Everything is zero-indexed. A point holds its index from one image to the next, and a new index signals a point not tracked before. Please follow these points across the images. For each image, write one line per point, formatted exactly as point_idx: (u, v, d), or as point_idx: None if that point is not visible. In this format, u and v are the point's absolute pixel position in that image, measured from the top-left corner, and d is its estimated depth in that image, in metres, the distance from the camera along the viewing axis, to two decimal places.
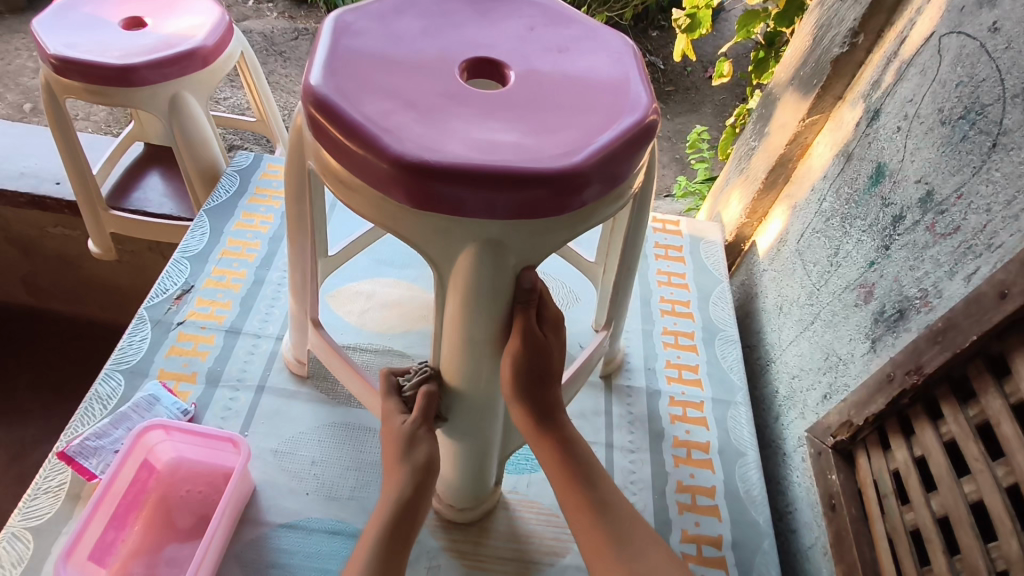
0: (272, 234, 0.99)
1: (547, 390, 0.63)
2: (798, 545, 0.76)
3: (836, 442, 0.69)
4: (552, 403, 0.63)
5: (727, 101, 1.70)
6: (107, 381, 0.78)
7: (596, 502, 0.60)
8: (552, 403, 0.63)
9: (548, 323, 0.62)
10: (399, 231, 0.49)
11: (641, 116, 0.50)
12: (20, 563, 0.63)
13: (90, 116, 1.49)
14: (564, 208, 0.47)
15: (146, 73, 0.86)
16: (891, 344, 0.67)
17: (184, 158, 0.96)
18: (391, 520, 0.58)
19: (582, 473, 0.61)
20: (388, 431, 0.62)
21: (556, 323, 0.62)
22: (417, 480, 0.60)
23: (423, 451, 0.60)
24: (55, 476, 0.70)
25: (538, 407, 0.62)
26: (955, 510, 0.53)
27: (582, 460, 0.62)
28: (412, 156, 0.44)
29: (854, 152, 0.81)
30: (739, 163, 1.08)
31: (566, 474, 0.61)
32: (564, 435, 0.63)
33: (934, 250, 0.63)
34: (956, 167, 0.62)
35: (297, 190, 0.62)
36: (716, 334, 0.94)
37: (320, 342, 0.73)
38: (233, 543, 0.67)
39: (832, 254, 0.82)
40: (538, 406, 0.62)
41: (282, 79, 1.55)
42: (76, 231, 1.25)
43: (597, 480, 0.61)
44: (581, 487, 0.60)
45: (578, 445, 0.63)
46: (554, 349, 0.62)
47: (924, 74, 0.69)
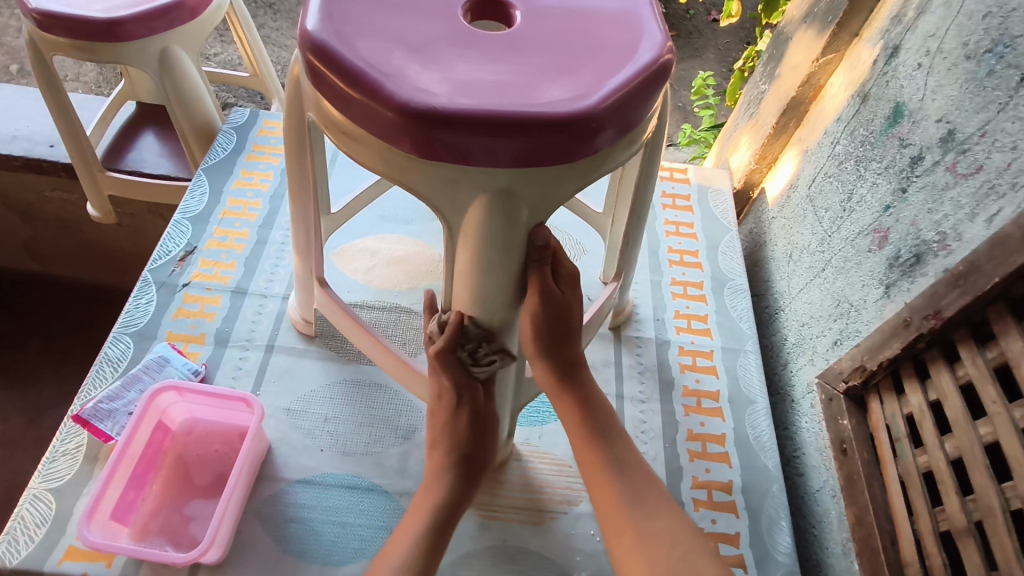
0: (273, 192, 0.98)
1: (566, 347, 0.64)
2: (806, 488, 0.77)
3: (848, 388, 0.69)
4: (575, 358, 0.65)
5: (731, 45, 1.63)
6: (116, 343, 0.78)
7: (614, 458, 0.60)
8: (570, 358, 0.64)
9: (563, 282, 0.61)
10: (406, 182, 0.47)
11: (656, 54, 0.48)
12: (44, 523, 0.64)
13: (79, 77, 1.45)
14: (575, 155, 0.45)
15: (132, 27, 0.82)
16: (906, 290, 0.66)
17: (177, 116, 0.94)
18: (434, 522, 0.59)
19: (599, 428, 0.62)
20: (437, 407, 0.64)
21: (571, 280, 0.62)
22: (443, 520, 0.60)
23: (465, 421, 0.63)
24: (72, 439, 0.71)
25: (562, 364, 0.63)
26: (970, 452, 0.53)
27: (601, 416, 0.63)
28: (419, 103, 0.42)
29: (870, 92, 0.78)
30: (749, 108, 1.05)
31: (584, 432, 0.62)
32: (584, 391, 0.64)
33: (954, 191, 0.62)
34: (980, 104, 0.60)
35: (297, 145, 0.60)
36: (726, 284, 0.93)
37: (326, 300, 0.72)
38: (252, 499, 0.68)
39: (845, 199, 0.80)
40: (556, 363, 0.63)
41: (273, 33, 1.50)
42: (73, 194, 1.23)
43: (613, 436, 0.62)
44: (599, 443, 0.61)
45: (598, 402, 0.64)
46: (573, 305, 0.62)
47: (948, 7, 0.66)
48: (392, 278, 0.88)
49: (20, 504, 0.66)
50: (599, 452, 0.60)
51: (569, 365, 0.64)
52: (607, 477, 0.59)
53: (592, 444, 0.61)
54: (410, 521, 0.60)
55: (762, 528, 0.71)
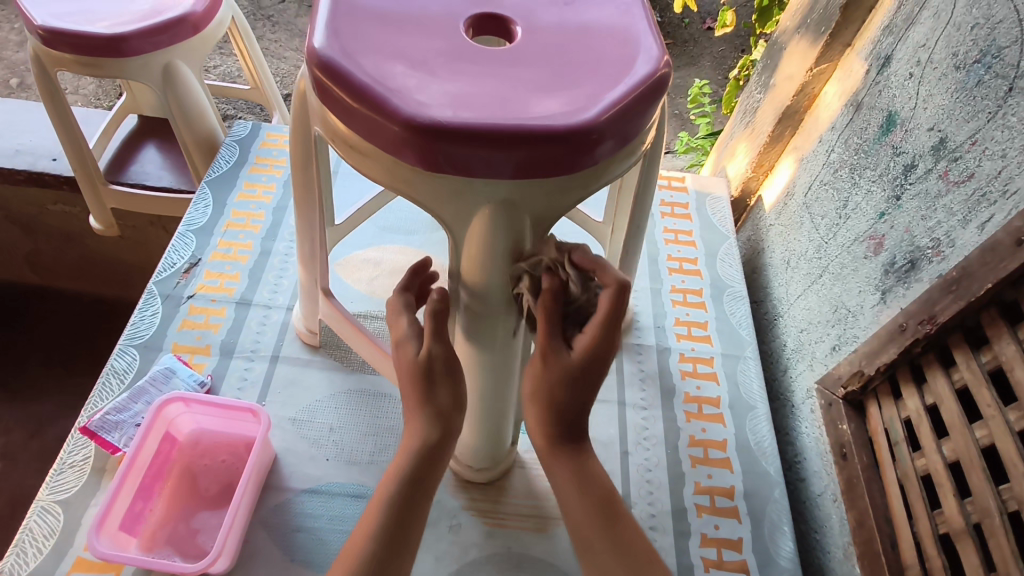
0: (276, 204, 0.99)
1: (590, 377, 0.54)
2: (808, 493, 0.78)
3: (847, 393, 0.70)
4: (598, 382, 0.55)
5: (727, 53, 1.65)
6: (122, 356, 0.79)
7: (622, 543, 0.54)
8: (583, 405, 0.56)
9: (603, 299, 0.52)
10: (411, 195, 0.48)
11: (653, 68, 0.49)
12: (53, 535, 0.65)
13: (78, 89, 1.46)
14: (576, 166, 0.46)
15: (136, 42, 0.83)
16: (901, 295, 0.67)
17: (180, 129, 0.95)
18: (407, 476, 0.56)
19: (605, 508, 0.56)
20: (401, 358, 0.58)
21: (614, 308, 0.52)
22: (418, 470, 0.56)
23: (445, 394, 0.57)
24: (79, 451, 0.71)
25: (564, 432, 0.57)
26: (966, 454, 0.54)
27: (604, 493, 0.56)
28: (424, 118, 0.43)
29: (864, 101, 0.80)
30: (744, 116, 1.07)
31: (591, 515, 0.55)
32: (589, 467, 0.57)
33: (946, 198, 0.63)
34: (971, 113, 0.61)
35: (302, 158, 0.61)
36: (725, 291, 0.94)
37: (330, 311, 0.73)
38: (259, 509, 0.69)
39: (840, 207, 0.82)
40: (560, 429, 0.57)
41: (272, 45, 1.51)
42: (76, 208, 1.24)
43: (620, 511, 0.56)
44: (604, 528, 0.55)
45: (600, 477, 0.57)
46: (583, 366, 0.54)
47: (937, 18, 0.68)
48: (395, 288, 0.89)
49: (29, 517, 0.66)
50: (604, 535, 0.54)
51: (587, 392, 0.55)
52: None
53: (599, 525, 0.55)
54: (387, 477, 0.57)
55: (764, 533, 0.72)
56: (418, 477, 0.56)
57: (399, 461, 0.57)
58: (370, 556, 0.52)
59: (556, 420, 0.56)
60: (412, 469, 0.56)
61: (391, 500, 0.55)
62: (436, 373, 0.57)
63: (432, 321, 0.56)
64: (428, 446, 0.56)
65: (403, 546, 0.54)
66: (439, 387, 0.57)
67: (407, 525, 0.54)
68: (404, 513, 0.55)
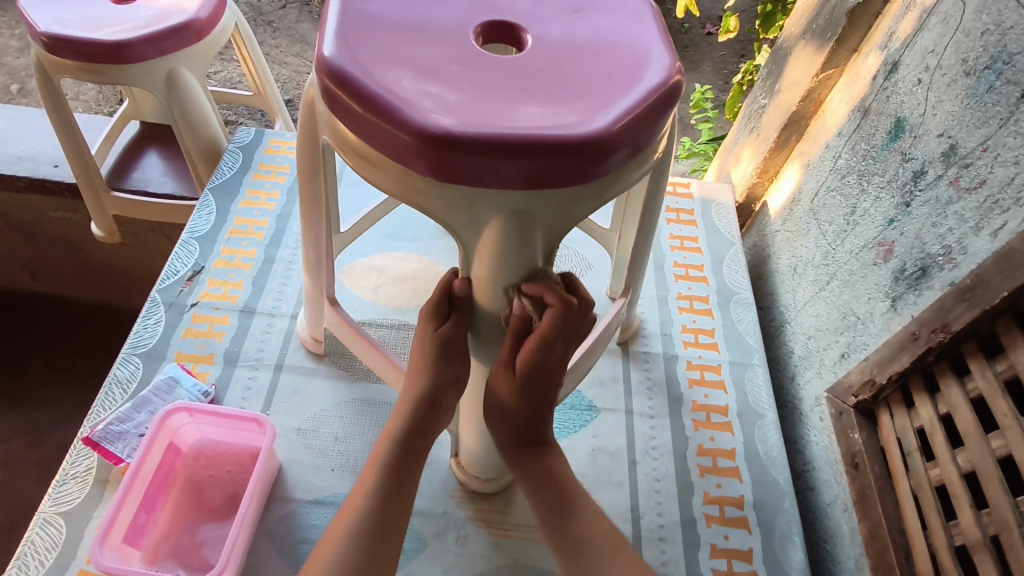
0: (280, 211, 0.98)
1: (548, 385, 0.60)
2: (818, 502, 0.78)
3: (858, 402, 0.69)
4: (554, 380, 0.60)
5: (727, 59, 1.65)
6: (125, 365, 0.78)
7: (570, 537, 0.59)
8: (545, 406, 0.61)
9: (546, 322, 0.54)
10: (421, 205, 0.48)
11: (665, 77, 0.49)
12: (55, 548, 0.64)
13: (80, 95, 1.46)
14: (589, 176, 0.46)
15: (139, 49, 0.83)
16: (912, 303, 0.67)
17: (183, 134, 0.94)
18: (400, 439, 0.60)
19: (558, 505, 0.60)
20: (421, 335, 0.60)
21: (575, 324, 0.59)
22: (410, 437, 0.60)
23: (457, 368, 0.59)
24: (82, 461, 0.70)
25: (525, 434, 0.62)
26: (983, 465, 0.53)
27: (563, 489, 0.61)
28: (436, 127, 0.43)
29: (871, 107, 0.79)
30: (749, 122, 1.06)
31: (545, 511, 0.61)
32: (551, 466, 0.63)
33: (958, 205, 0.63)
34: (981, 119, 0.61)
35: (309, 166, 0.61)
36: (731, 298, 0.93)
37: (336, 319, 0.73)
38: (264, 520, 0.68)
39: (848, 213, 0.81)
40: (519, 433, 0.62)
41: (274, 50, 1.51)
42: (77, 214, 1.23)
43: (575, 503, 0.61)
44: (555, 523, 0.60)
45: (563, 476, 0.62)
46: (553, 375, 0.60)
47: (945, 23, 0.67)
48: (399, 295, 0.88)
49: (31, 529, 0.65)
50: (554, 532, 0.60)
51: (547, 396, 0.61)
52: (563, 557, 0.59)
53: (551, 523, 0.60)
54: (382, 441, 0.61)
55: (774, 544, 0.71)
56: (410, 442, 0.60)
57: (393, 425, 0.61)
58: (365, 515, 0.56)
59: (515, 423, 0.61)
60: (402, 435, 0.60)
61: (384, 465, 0.59)
62: (457, 346, 0.59)
63: (460, 313, 0.57)
64: (417, 416, 0.60)
65: (398, 509, 0.58)
66: (457, 360, 0.59)
67: (400, 489, 0.58)
68: (398, 476, 0.59)
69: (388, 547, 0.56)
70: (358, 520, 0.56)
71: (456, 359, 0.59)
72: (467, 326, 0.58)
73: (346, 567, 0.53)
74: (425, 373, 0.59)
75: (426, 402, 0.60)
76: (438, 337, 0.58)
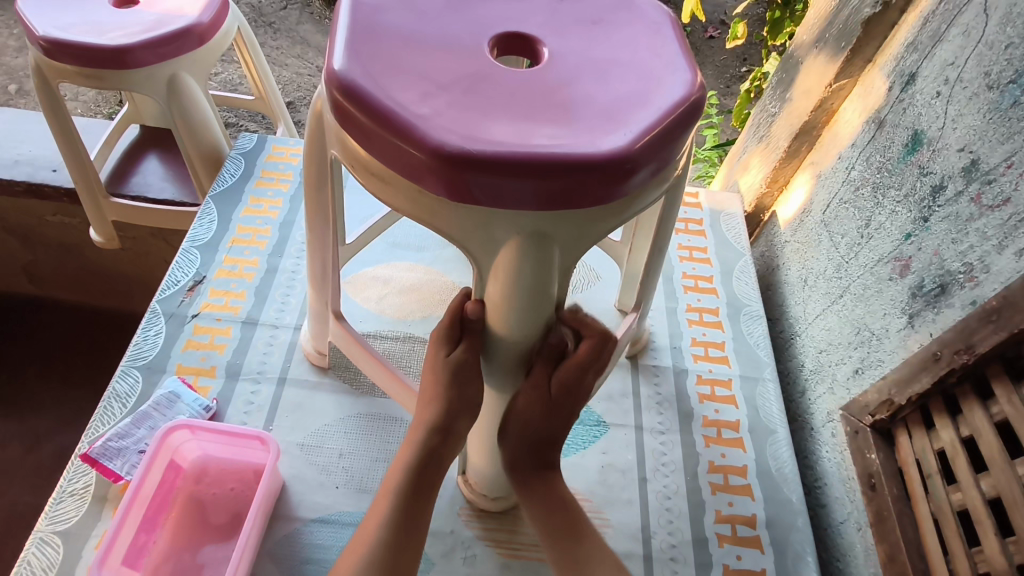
0: (283, 219, 0.96)
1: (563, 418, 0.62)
2: (829, 520, 0.76)
3: (875, 421, 0.68)
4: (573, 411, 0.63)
5: (729, 62, 1.63)
6: (125, 378, 0.76)
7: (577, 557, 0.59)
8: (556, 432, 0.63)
9: (580, 356, 0.60)
10: (436, 225, 0.46)
11: (687, 92, 0.47)
12: (52, 568, 0.62)
13: (78, 97, 1.44)
14: (609, 197, 0.44)
15: (141, 54, 0.81)
16: (930, 320, 0.65)
17: (185, 141, 0.92)
18: (413, 467, 0.59)
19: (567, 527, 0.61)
20: (432, 359, 0.58)
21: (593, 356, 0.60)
22: (423, 464, 0.59)
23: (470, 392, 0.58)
24: (80, 478, 0.69)
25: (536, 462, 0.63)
26: (1008, 491, 0.52)
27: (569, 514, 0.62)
28: (452, 146, 0.41)
29: (886, 118, 0.78)
30: (757, 130, 1.05)
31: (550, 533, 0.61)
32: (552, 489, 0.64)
33: (979, 222, 0.61)
34: (1005, 134, 0.59)
35: (317, 179, 0.59)
36: (741, 310, 0.92)
37: (341, 333, 0.71)
38: (267, 540, 0.67)
39: (862, 226, 0.80)
40: (533, 458, 0.63)
41: (274, 52, 1.49)
42: (76, 219, 1.21)
43: (583, 530, 0.62)
44: (562, 544, 0.60)
45: (568, 500, 0.63)
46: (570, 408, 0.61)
47: (967, 36, 0.66)
48: (405, 306, 0.87)
49: (27, 548, 0.63)
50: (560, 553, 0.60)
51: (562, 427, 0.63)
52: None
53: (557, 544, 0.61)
54: (393, 468, 0.60)
55: (788, 564, 0.70)
56: (422, 470, 0.59)
57: (405, 451, 0.60)
58: (379, 545, 0.55)
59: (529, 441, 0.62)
60: (415, 461, 0.59)
61: (397, 493, 0.58)
62: (468, 372, 0.57)
63: (472, 336, 0.56)
64: (429, 442, 0.59)
65: (413, 539, 0.57)
66: (469, 386, 0.58)
67: (414, 519, 0.57)
68: (411, 504, 0.58)
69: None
70: (372, 550, 0.55)
71: (470, 385, 0.57)
72: (478, 352, 0.56)
73: None
74: (437, 397, 0.58)
75: (438, 430, 0.59)
76: (450, 363, 0.57)
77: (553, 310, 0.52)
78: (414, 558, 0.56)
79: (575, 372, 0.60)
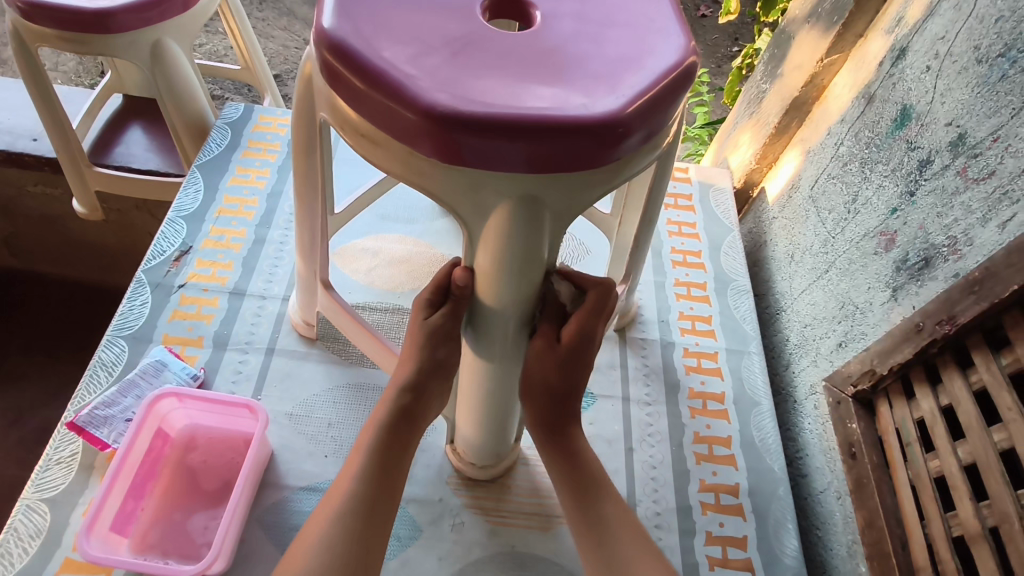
0: (270, 190, 0.95)
1: (578, 371, 0.60)
2: (809, 489, 0.78)
3: (857, 391, 0.69)
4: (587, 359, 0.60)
5: (721, 42, 1.61)
6: (110, 347, 0.76)
7: (600, 518, 0.60)
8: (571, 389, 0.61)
9: (585, 309, 0.58)
10: (425, 188, 0.46)
11: (680, 57, 0.47)
12: (39, 535, 0.62)
13: (58, 66, 1.40)
14: (600, 161, 0.44)
15: (123, 19, 0.79)
16: (914, 293, 0.66)
17: (168, 110, 0.90)
18: (387, 424, 0.59)
19: (583, 488, 0.61)
20: (413, 323, 0.60)
21: (597, 307, 0.59)
22: (396, 422, 0.59)
23: (442, 353, 0.59)
24: (66, 446, 0.69)
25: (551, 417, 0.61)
26: (984, 458, 0.53)
27: (590, 473, 0.62)
28: (443, 107, 0.41)
29: (876, 94, 0.78)
30: (748, 105, 1.05)
31: (572, 494, 0.61)
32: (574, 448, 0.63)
33: (964, 195, 0.62)
34: (993, 108, 0.60)
35: (306, 143, 0.59)
36: (728, 284, 0.93)
37: (330, 303, 0.71)
38: (255, 507, 0.67)
39: (849, 201, 0.80)
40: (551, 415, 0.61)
41: (260, 24, 1.46)
42: (58, 190, 1.19)
43: (600, 493, 0.61)
44: (583, 505, 0.60)
45: (587, 459, 0.62)
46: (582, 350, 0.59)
47: (958, 10, 0.66)
48: (394, 278, 0.87)
49: (13, 516, 0.63)
50: (579, 512, 0.60)
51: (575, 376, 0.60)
52: (587, 541, 0.59)
53: (575, 502, 0.61)
54: (367, 428, 0.60)
55: (769, 531, 0.71)
56: (395, 430, 0.59)
57: (381, 409, 0.60)
58: (354, 494, 0.55)
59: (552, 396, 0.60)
60: (389, 420, 0.59)
61: (371, 449, 0.58)
62: (448, 334, 0.58)
63: (455, 302, 0.56)
64: (405, 403, 0.59)
65: (389, 493, 0.57)
66: (450, 344, 0.59)
67: (389, 476, 0.57)
68: (385, 462, 0.58)
69: (377, 531, 0.55)
70: (347, 501, 0.55)
71: (452, 341, 0.59)
72: (458, 317, 0.57)
73: (337, 551, 0.53)
74: (415, 356, 0.60)
75: (410, 389, 0.59)
76: (430, 323, 0.58)
77: (543, 277, 0.51)
78: (391, 515, 0.57)
79: (584, 324, 0.58)
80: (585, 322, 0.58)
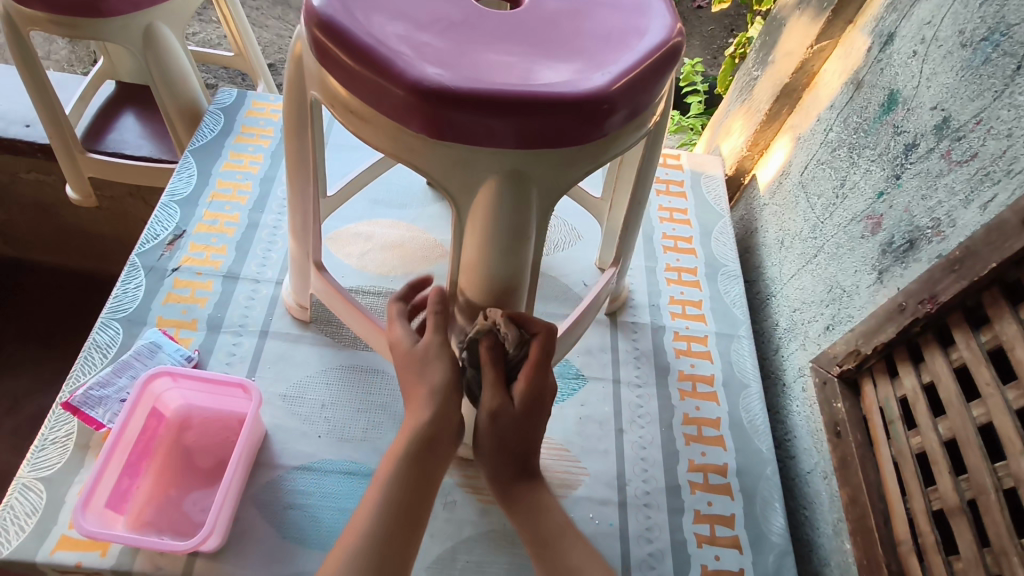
0: (263, 174, 0.96)
1: (535, 423, 0.59)
2: (796, 470, 0.79)
3: (842, 371, 0.70)
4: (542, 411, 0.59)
5: (716, 33, 1.61)
6: (105, 329, 0.76)
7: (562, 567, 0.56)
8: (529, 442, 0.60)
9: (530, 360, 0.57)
10: (414, 164, 0.46)
11: (666, 36, 0.48)
12: (35, 512, 0.63)
13: (50, 55, 1.40)
14: (587, 137, 0.45)
15: (114, 3, 0.79)
16: (898, 276, 0.67)
17: (162, 96, 0.90)
18: (428, 428, 0.57)
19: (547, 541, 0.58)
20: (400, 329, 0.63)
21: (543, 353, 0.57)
22: (437, 427, 0.58)
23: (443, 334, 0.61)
24: (62, 427, 0.69)
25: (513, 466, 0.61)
26: (963, 432, 0.55)
27: (552, 525, 0.59)
28: (431, 82, 0.42)
29: (864, 79, 0.79)
30: (740, 93, 1.06)
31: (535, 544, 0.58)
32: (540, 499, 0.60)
33: (948, 177, 0.63)
34: (976, 92, 0.61)
35: (298, 124, 0.59)
36: (719, 270, 0.94)
37: (322, 285, 0.72)
38: (250, 486, 0.68)
39: (837, 185, 0.81)
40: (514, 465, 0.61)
41: (254, 12, 1.46)
42: (50, 176, 1.19)
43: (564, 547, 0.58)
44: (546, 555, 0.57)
45: (550, 509, 0.60)
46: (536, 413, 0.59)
47: None
48: (386, 263, 0.87)
49: (9, 494, 0.64)
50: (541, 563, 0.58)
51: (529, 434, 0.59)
52: None
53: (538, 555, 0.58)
54: (404, 431, 0.58)
55: (756, 509, 0.73)
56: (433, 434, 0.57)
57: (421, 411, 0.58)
58: (390, 498, 0.54)
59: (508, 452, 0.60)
60: (430, 423, 0.57)
61: (408, 453, 0.57)
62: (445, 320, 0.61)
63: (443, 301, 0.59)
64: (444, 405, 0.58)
65: (424, 498, 0.56)
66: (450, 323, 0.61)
67: (426, 482, 0.56)
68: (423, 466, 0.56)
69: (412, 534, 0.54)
70: (384, 505, 0.54)
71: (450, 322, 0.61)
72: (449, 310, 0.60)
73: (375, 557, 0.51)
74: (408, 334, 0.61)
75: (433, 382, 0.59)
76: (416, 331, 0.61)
77: (531, 255, 0.52)
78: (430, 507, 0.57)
79: (534, 377, 0.58)
80: (535, 375, 0.57)
